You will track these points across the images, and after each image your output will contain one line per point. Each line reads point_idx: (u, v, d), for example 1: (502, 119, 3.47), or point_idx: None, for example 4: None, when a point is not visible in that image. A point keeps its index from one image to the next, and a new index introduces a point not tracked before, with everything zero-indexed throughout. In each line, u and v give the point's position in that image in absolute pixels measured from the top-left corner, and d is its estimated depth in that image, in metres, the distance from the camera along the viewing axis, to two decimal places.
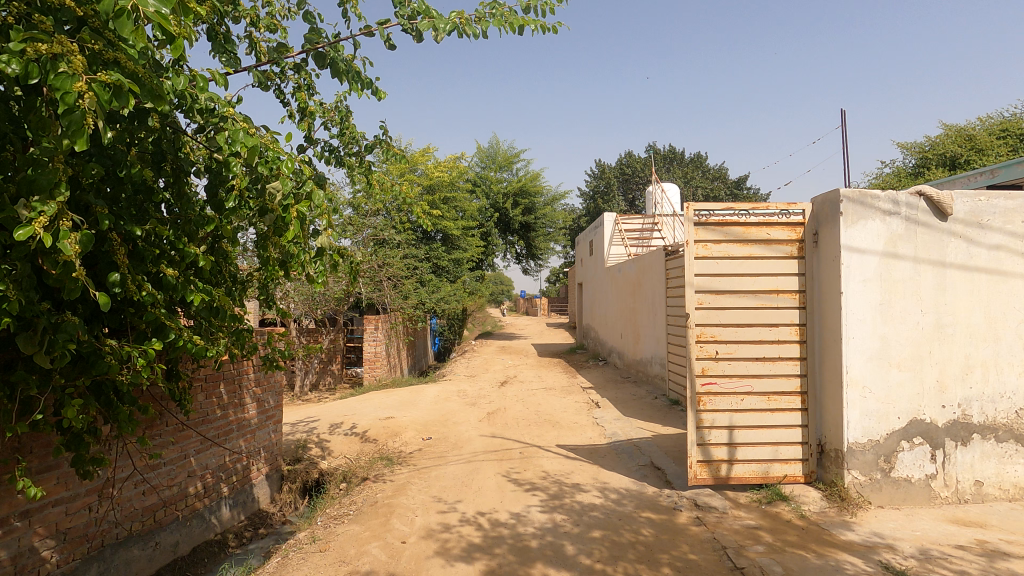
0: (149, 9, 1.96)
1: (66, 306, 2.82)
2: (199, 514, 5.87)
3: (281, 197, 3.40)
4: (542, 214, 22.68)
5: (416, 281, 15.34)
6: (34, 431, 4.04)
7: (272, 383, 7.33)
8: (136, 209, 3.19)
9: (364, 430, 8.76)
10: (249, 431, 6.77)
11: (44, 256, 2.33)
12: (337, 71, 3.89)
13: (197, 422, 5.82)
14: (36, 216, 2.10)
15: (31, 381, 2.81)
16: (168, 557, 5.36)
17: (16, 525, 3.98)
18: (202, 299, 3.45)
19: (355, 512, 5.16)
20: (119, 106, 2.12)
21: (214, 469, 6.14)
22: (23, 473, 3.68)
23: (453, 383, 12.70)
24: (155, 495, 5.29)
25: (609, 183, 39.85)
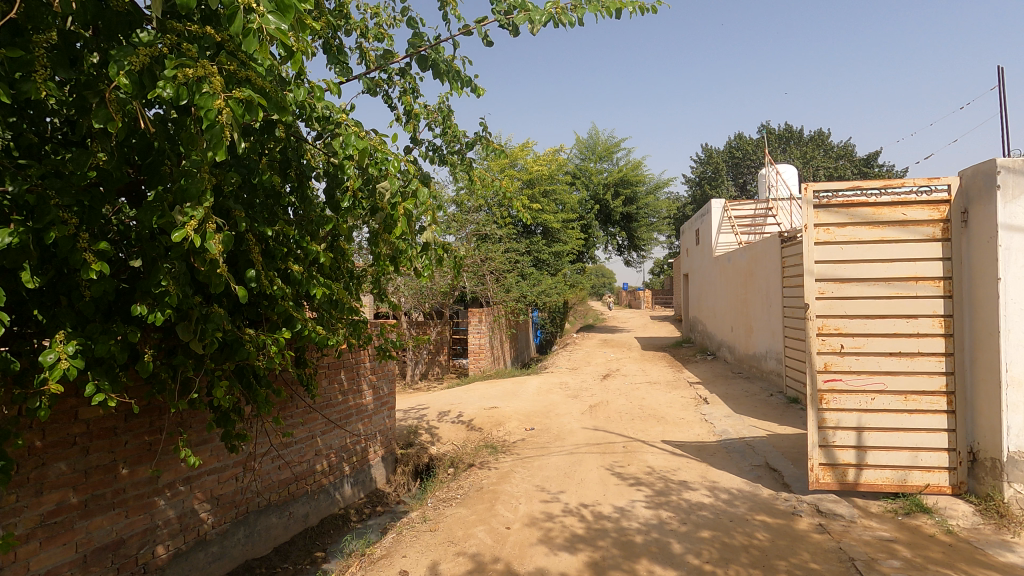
0: (271, 27, 2.15)
1: (215, 299, 3.21)
2: (325, 489, 6.47)
3: (390, 196, 3.61)
4: (644, 203, 22.06)
5: (517, 274, 15.60)
6: (192, 408, 4.70)
7: (386, 372, 7.83)
8: (268, 212, 3.56)
9: (470, 419, 9.08)
10: (367, 416, 7.30)
11: (195, 255, 2.65)
12: (439, 72, 4.05)
13: (322, 406, 6.37)
14: (188, 220, 2.42)
15: (189, 365, 3.25)
16: (300, 526, 6.00)
17: (180, 489, 4.67)
18: (323, 293, 3.79)
19: (462, 496, 5.39)
20: (252, 119, 2.37)
21: (337, 449, 6.70)
22: (185, 445, 4.27)
23: (556, 375, 12.78)
24: (289, 470, 5.90)
25: (717, 168, 37.71)
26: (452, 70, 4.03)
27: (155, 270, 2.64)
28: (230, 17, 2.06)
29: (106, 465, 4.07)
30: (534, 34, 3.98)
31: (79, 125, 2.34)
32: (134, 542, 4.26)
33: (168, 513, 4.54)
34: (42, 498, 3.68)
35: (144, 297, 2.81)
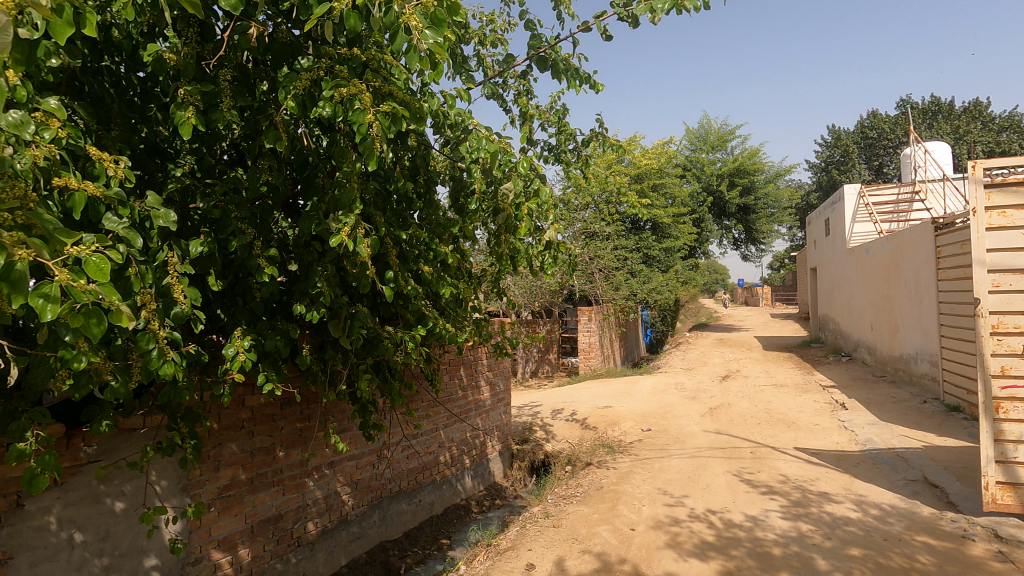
0: (429, 41, 2.04)
1: (359, 299, 3.48)
2: (449, 480, 6.78)
3: (514, 197, 3.70)
4: (762, 193, 20.62)
5: (627, 272, 15.27)
6: (334, 400, 5.14)
7: (501, 369, 8.03)
8: (401, 217, 3.78)
9: (584, 417, 9.04)
10: (484, 411, 7.54)
11: (346, 259, 2.89)
12: (558, 71, 4.07)
13: (444, 400, 6.67)
14: (342, 227, 2.64)
15: (337, 359, 3.56)
16: (427, 513, 6.35)
17: (326, 472, 5.14)
18: (451, 292, 3.96)
19: (583, 494, 5.38)
20: (396, 130, 2.53)
21: (459, 442, 6.99)
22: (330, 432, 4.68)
23: (670, 375, 12.35)
24: (416, 460, 6.26)
25: (847, 150, 34.23)
26: (571, 68, 4.02)
27: (312, 273, 2.92)
28: (393, 38, 2.01)
29: (266, 447, 4.58)
30: (655, 24, 3.86)
31: (252, 147, 2.65)
32: (290, 517, 4.76)
33: (316, 493, 5.02)
34: (219, 474, 4.23)
35: (302, 298, 3.11)
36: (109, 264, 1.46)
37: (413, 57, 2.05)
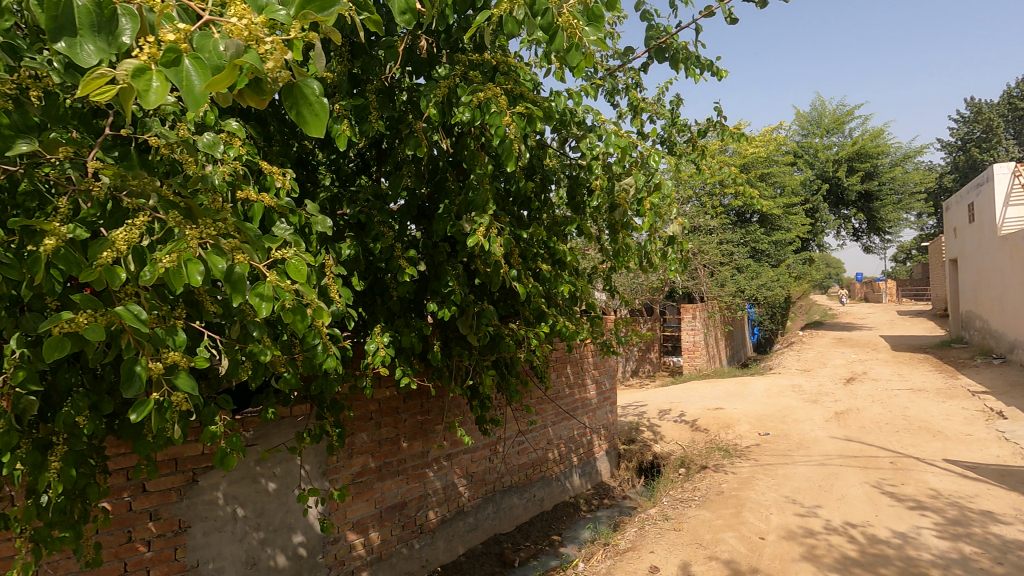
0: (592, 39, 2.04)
1: (484, 297, 3.57)
2: (557, 477, 6.81)
3: (635, 192, 3.63)
4: (888, 178, 18.71)
5: (733, 267, 14.49)
6: (451, 395, 5.33)
7: (607, 367, 7.93)
8: (520, 217, 3.84)
9: (693, 419, 8.70)
10: (591, 409, 7.48)
11: (477, 258, 2.99)
12: (678, 60, 3.93)
13: (552, 398, 6.70)
14: (476, 227, 2.73)
15: (463, 355, 3.70)
16: (537, 509, 6.43)
17: (444, 464, 5.36)
18: (569, 289, 3.96)
19: (701, 498, 5.17)
20: (530, 130, 2.57)
21: (566, 439, 7.00)
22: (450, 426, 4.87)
23: (786, 376, 11.55)
24: (527, 456, 6.35)
25: (991, 124, 30.12)
26: (694, 55, 3.87)
27: (444, 273, 3.05)
28: (550, 40, 2.03)
29: (392, 438, 4.87)
30: (787, 1, 3.64)
31: (393, 155, 2.83)
32: (413, 505, 5.03)
33: (436, 483, 5.26)
34: (352, 460, 4.57)
35: (433, 296, 3.26)
36: (303, 264, 1.60)
37: (568, 55, 2.07)
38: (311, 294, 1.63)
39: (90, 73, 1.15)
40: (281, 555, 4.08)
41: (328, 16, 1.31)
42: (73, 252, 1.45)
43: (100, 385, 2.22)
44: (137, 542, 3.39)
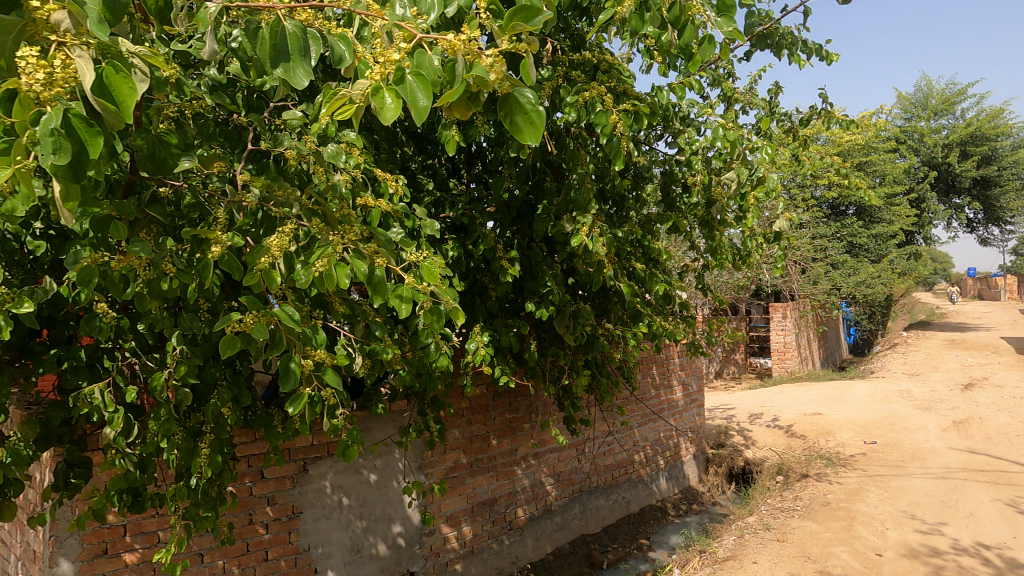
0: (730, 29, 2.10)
1: (580, 297, 3.55)
2: (644, 480, 6.67)
3: (738, 186, 3.47)
4: (1010, 161, 16.80)
5: (828, 263, 13.56)
6: (539, 394, 5.33)
7: (694, 368, 7.66)
8: (614, 215, 3.78)
9: (788, 424, 8.23)
10: (678, 411, 7.26)
11: (577, 258, 2.98)
12: (782, 46, 3.72)
13: (638, 399, 6.55)
14: (579, 227, 2.72)
15: (559, 355, 3.70)
16: (624, 511, 6.33)
17: (532, 462, 5.38)
18: (665, 288, 3.85)
19: (804, 509, 4.89)
20: (635, 127, 2.55)
21: (653, 442, 6.83)
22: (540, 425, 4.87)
23: (891, 381, 10.67)
24: (613, 457, 6.25)
25: None
26: (801, 39, 3.66)
27: (543, 273, 3.07)
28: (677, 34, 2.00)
29: (482, 435, 4.96)
30: None
31: (495, 158, 2.89)
32: (503, 501, 5.11)
33: (524, 481, 5.30)
34: (446, 456, 4.70)
35: (530, 296, 3.28)
36: (436, 265, 1.61)
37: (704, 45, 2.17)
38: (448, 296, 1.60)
39: (335, 97, 1.33)
40: (382, 543, 4.28)
41: (536, 25, 1.29)
42: (235, 258, 1.59)
43: (239, 379, 2.42)
44: (257, 524, 3.68)
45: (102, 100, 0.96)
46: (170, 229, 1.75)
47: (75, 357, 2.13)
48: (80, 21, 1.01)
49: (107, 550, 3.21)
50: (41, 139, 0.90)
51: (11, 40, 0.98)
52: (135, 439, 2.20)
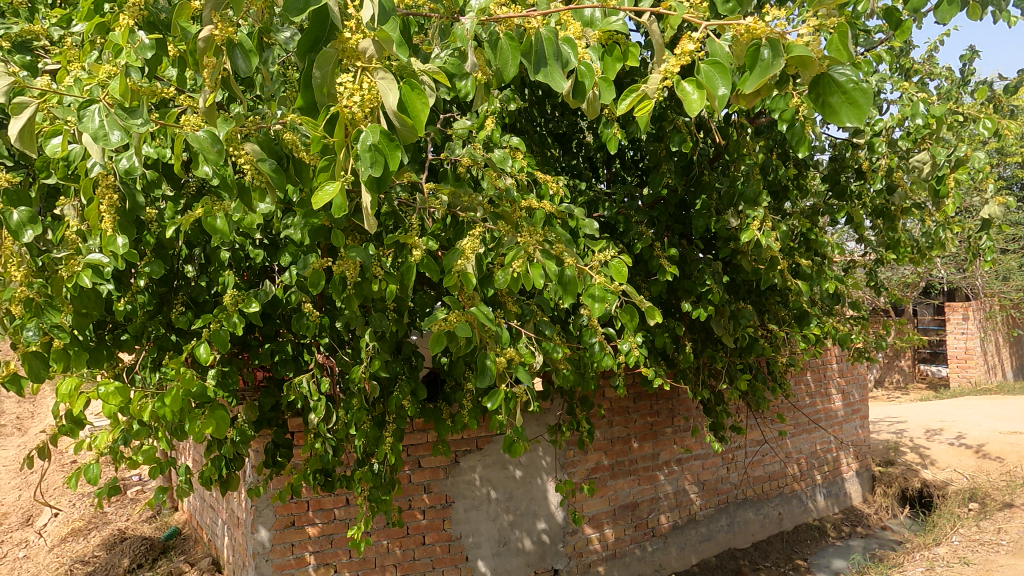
0: None
1: (739, 295, 3.33)
2: (798, 495, 6.11)
3: (935, 169, 3.04)
4: None
5: None
6: (681, 397, 5.06)
7: (856, 376, 6.86)
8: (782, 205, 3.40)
9: (978, 443, 7.08)
10: (837, 423, 6.56)
11: (741, 254, 2.81)
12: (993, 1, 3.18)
13: (792, 407, 5.98)
14: (749, 222, 2.56)
15: (714, 357, 3.50)
16: (776, 528, 5.84)
17: (674, 468, 5.11)
18: (836, 286, 3.47)
19: (1014, 544, 4.17)
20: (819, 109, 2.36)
21: (808, 455, 6.22)
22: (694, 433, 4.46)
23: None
24: (763, 469, 5.77)
25: None
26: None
27: (701, 271, 2.92)
28: None
29: (623, 437, 4.78)
30: None
31: (652, 154, 2.81)
32: (645, 507, 4.93)
33: (666, 488, 5.06)
34: (588, 456, 4.60)
35: (686, 294, 3.13)
36: (624, 262, 1.63)
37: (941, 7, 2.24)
38: (638, 294, 1.61)
39: (627, 93, 1.34)
40: (527, 538, 4.35)
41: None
42: (432, 261, 1.71)
43: (415, 373, 2.60)
44: (415, 509, 3.93)
45: (405, 117, 0.98)
46: (370, 235, 1.92)
47: (284, 350, 2.42)
48: (382, 43, 0.98)
49: (294, 521, 3.62)
50: (361, 157, 0.96)
51: (332, 70, 0.98)
52: (332, 424, 2.47)
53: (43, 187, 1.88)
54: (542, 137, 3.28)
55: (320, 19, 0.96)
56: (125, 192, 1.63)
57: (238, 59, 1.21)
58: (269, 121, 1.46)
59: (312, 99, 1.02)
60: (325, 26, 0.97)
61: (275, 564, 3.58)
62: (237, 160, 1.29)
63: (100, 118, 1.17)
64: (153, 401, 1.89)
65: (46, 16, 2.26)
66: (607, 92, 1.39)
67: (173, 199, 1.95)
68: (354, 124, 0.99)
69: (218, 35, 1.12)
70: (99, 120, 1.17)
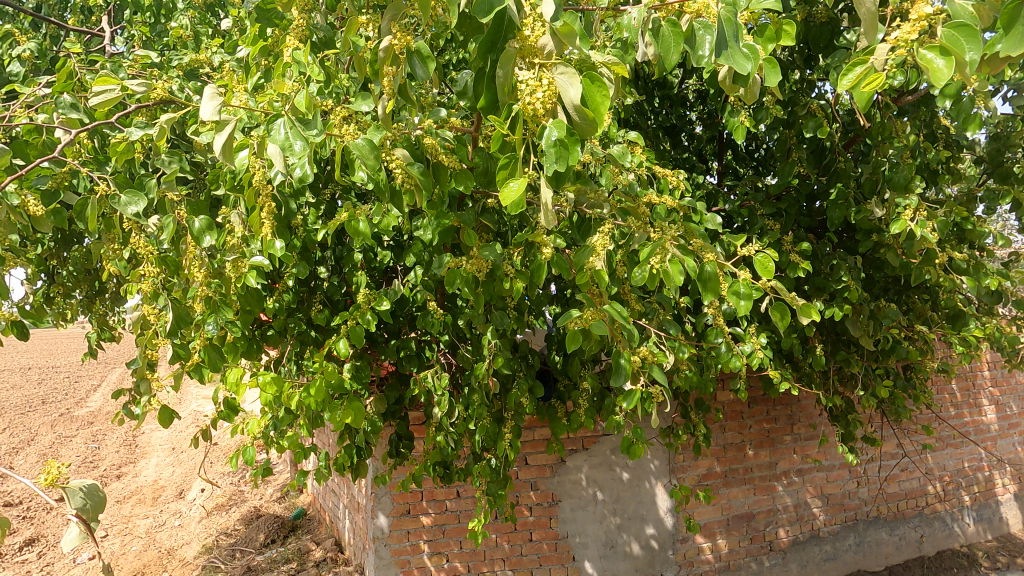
0: None
1: (877, 293, 3.03)
2: (941, 517, 5.45)
3: None
4: None
5: None
6: (801, 403, 4.69)
7: (1013, 385, 5.99)
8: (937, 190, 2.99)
9: None
10: (989, 438, 5.77)
11: (886, 248, 2.55)
12: None
13: (933, 418, 5.34)
14: (900, 210, 2.31)
15: (848, 360, 3.19)
16: (914, 552, 5.24)
17: (794, 479, 4.72)
18: (998, 282, 3.04)
19: None
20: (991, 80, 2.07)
21: (953, 472, 5.52)
22: (821, 443, 4.09)
23: None
24: (897, 486, 5.21)
25: None
26: None
27: (836, 266, 2.68)
28: None
29: (737, 444, 4.49)
30: None
31: (781, 141, 2.63)
32: (762, 518, 4.61)
33: (786, 500, 4.69)
34: (698, 462, 4.38)
35: (817, 292, 2.88)
36: (769, 257, 1.64)
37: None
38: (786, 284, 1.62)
39: (850, 68, 1.36)
40: (635, 543, 4.23)
41: None
42: (562, 258, 1.70)
43: (531, 371, 2.62)
44: (523, 505, 3.97)
45: (585, 109, 0.97)
46: (495, 234, 1.95)
47: (409, 346, 2.54)
48: (562, 37, 0.99)
49: (410, 510, 3.80)
50: (545, 152, 0.98)
51: (513, 67, 0.98)
52: (454, 419, 2.52)
53: (211, 197, 2.12)
54: (652, 130, 3.17)
55: (499, 20, 0.99)
56: (282, 199, 1.77)
57: (416, 67, 1.23)
58: (411, 126, 1.55)
59: (494, 97, 1.05)
60: (503, 25, 0.98)
61: (394, 548, 3.77)
62: (388, 164, 1.41)
63: (286, 130, 1.27)
64: (300, 392, 2.03)
65: (209, 46, 2.55)
66: (771, 74, 1.37)
67: (315, 205, 2.10)
68: (535, 120, 1.01)
69: (396, 45, 1.21)
70: (285, 132, 1.27)
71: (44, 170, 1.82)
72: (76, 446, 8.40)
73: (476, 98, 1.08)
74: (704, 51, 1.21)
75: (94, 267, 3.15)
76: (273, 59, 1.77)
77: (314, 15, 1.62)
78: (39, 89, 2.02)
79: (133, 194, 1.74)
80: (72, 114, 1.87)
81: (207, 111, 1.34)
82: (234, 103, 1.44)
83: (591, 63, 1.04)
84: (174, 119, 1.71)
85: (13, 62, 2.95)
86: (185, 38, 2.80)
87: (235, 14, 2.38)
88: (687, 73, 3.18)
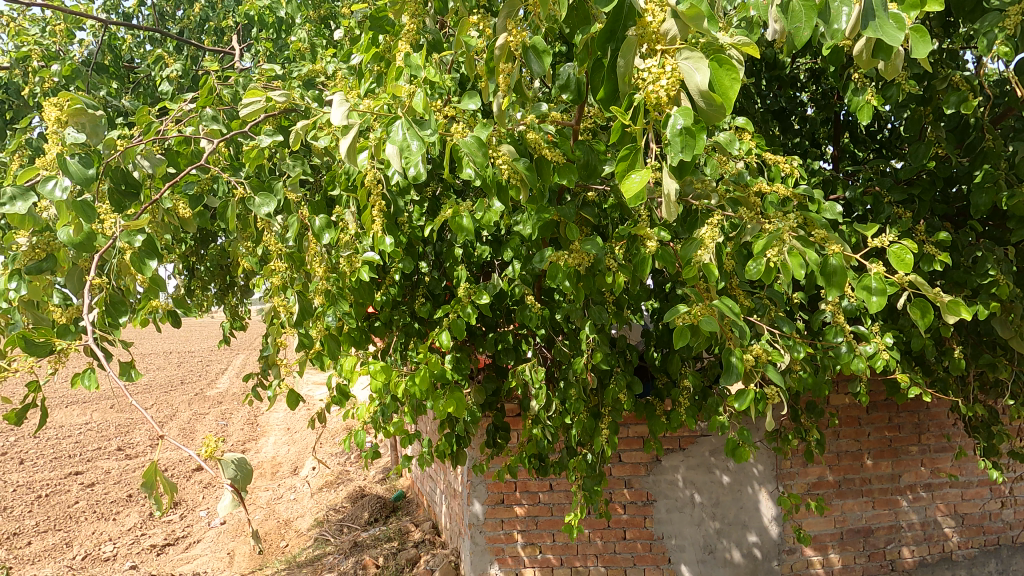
0: None
1: None
2: None
3: None
4: None
5: None
6: (931, 411, 4.22)
7: None
8: None
9: None
10: None
11: None
12: None
13: None
14: None
15: (995, 365, 2.81)
16: None
17: (922, 494, 4.26)
18: None
19: None
20: None
21: None
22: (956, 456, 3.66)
23: None
24: None
25: None
26: None
27: (981, 258, 2.37)
28: None
29: (854, 452, 4.13)
30: None
31: (914, 120, 2.37)
32: (881, 535, 4.21)
33: (911, 517, 4.25)
34: (808, 469, 4.08)
35: (955, 287, 2.57)
36: (907, 249, 1.51)
37: None
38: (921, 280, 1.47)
39: None
40: (736, 550, 4.01)
41: None
42: (667, 251, 1.63)
43: (629, 367, 2.57)
44: (616, 503, 3.93)
45: (711, 94, 0.92)
46: (595, 229, 1.93)
47: (506, 340, 2.59)
48: (687, 20, 0.94)
49: (504, 499, 3.88)
50: (670, 141, 0.95)
51: (634, 55, 0.96)
52: (552, 413, 2.52)
53: (328, 197, 2.28)
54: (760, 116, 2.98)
55: (618, 10, 0.98)
56: (392, 198, 1.87)
57: (532, 62, 1.26)
58: (515, 122, 1.57)
59: (614, 87, 1.04)
60: (623, 13, 0.98)
61: (488, 536, 3.89)
62: (496, 161, 1.46)
63: (403, 132, 1.34)
64: (407, 380, 2.12)
65: (324, 56, 2.74)
66: (919, 44, 1.23)
67: (420, 203, 2.19)
68: (657, 109, 0.99)
69: (512, 41, 1.22)
70: (403, 133, 1.33)
71: (192, 176, 2.05)
72: (209, 423, 9.43)
73: (594, 90, 1.08)
74: (840, 25, 1.13)
75: (227, 262, 3.52)
76: (385, 64, 1.86)
77: (425, 19, 1.68)
78: (186, 105, 2.27)
79: (265, 197, 1.91)
80: (214, 125, 2.12)
81: (337, 117, 1.43)
82: (358, 108, 1.54)
83: (719, 45, 0.99)
84: (307, 124, 1.81)
85: (164, 81, 3.35)
86: (303, 51, 3.04)
87: (346, 24, 2.53)
88: (800, 52, 2.95)
